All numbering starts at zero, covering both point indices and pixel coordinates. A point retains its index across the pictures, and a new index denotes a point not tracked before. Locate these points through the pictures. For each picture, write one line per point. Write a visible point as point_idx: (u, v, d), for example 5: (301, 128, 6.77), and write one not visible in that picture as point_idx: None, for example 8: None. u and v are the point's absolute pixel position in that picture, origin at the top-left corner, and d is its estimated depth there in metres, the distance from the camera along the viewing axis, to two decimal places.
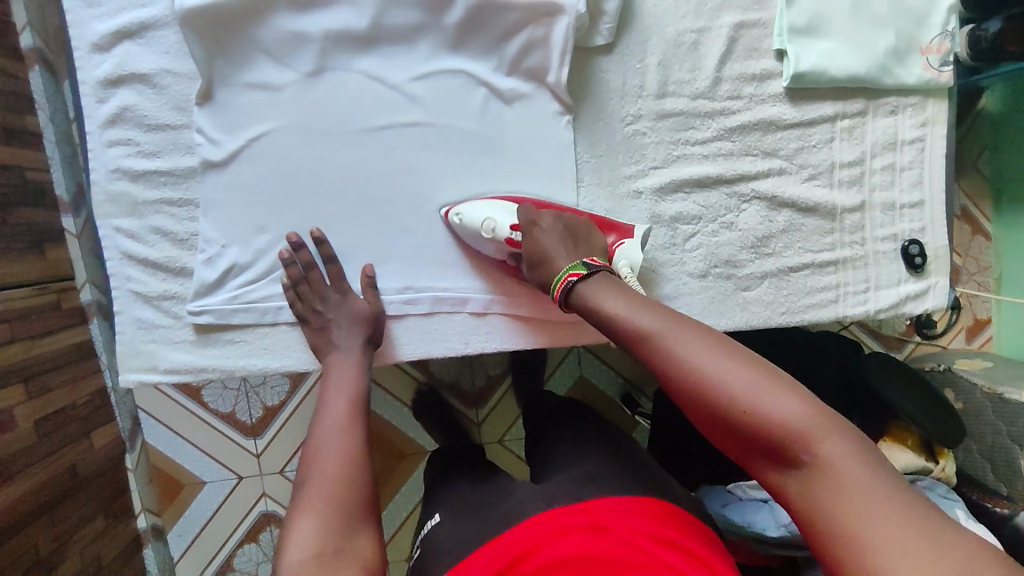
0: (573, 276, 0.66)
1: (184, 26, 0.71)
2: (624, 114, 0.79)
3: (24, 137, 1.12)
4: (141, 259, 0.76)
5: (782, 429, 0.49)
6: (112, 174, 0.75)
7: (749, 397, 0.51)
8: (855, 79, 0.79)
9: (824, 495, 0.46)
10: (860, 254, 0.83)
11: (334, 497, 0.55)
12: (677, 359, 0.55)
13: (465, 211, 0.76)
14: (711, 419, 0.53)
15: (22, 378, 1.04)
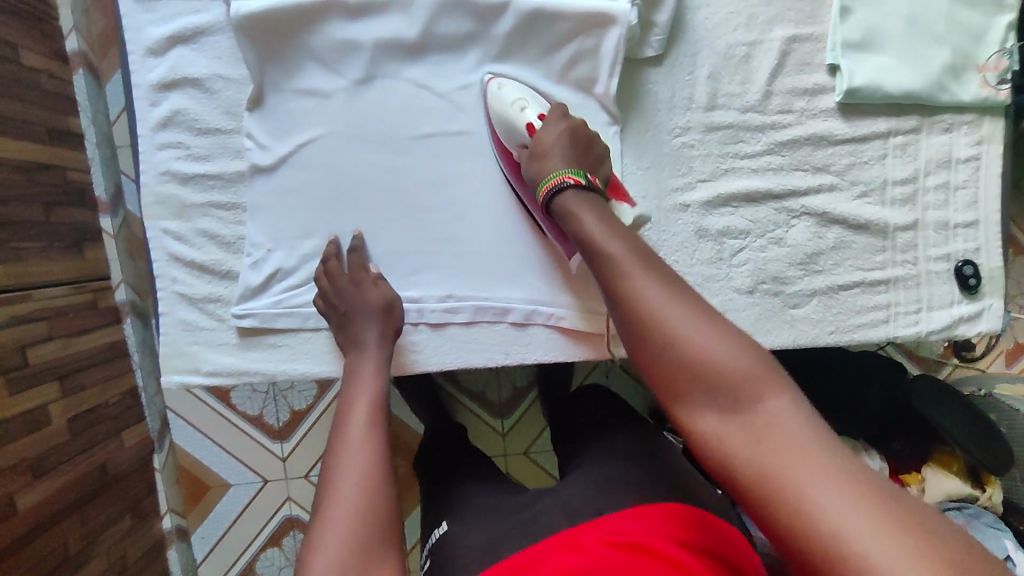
0: (572, 178, 0.62)
1: (239, 32, 0.71)
2: (672, 126, 0.78)
3: (67, 138, 1.14)
4: (188, 261, 0.77)
5: (732, 373, 0.45)
6: (162, 176, 0.75)
7: (705, 333, 0.47)
8: (910, 96, 0.77)
9: (752, 445, 0.42)
10: (912, 274, 0.81)
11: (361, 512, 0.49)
12: (639, 282, 0.51)
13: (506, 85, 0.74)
14: (654, 347, 0.48)
15: (57, 377, 1.05)
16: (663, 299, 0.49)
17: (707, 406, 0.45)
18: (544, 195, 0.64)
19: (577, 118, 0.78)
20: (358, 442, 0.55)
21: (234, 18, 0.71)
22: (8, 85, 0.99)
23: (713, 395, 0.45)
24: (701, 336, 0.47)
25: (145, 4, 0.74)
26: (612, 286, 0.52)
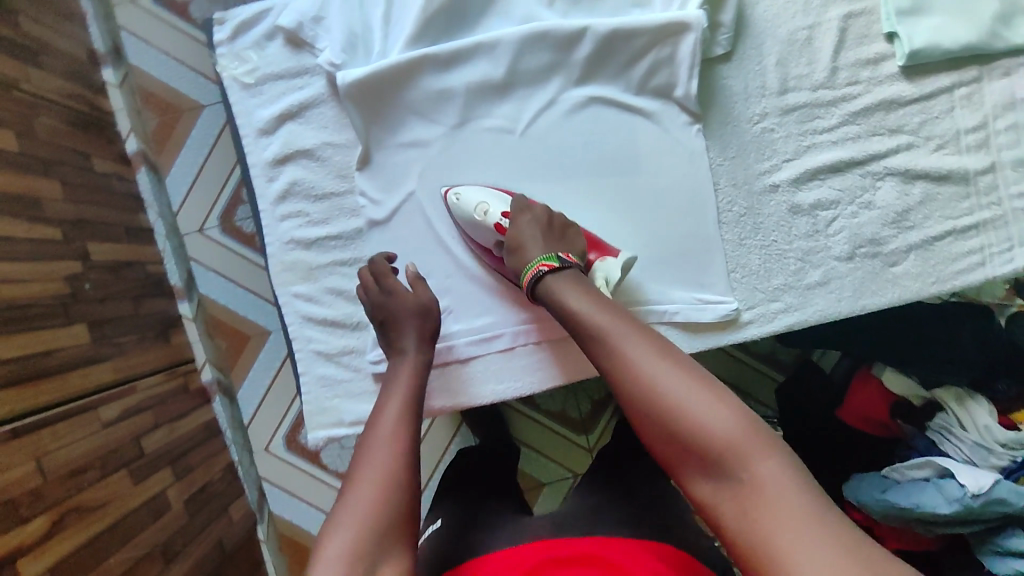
0: (545, 266, 0.68)
1: (349, 97, 0.77)
2: (750, 115, 0.83)
3: (140, 235, 1.19)
4: (320, 319, 0.80)
5: (721, 439, 0.50)
6: (288, 245, 0.80)
7: (695, 403, 0.52)
8: (967, 48, 0.81)
9: (745, 510, 0.47)
10: (999, 214, 0.84)
11: (386, 488, 0.52)
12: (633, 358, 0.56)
13: (463, 192, 0.78)
14: (650, 422, 0.54)
15: (169, 461, 1.08)
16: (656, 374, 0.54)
17: (704, 473, 0.50)
18: (526, 283, 0.70)
19: (663, 124, 0.82)
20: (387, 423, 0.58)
21: (345, 85, 0.76)
22: (90, 193, 1.06)
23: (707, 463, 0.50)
24: (688, 405, 0.52)
25: (252, 90, 0.80)
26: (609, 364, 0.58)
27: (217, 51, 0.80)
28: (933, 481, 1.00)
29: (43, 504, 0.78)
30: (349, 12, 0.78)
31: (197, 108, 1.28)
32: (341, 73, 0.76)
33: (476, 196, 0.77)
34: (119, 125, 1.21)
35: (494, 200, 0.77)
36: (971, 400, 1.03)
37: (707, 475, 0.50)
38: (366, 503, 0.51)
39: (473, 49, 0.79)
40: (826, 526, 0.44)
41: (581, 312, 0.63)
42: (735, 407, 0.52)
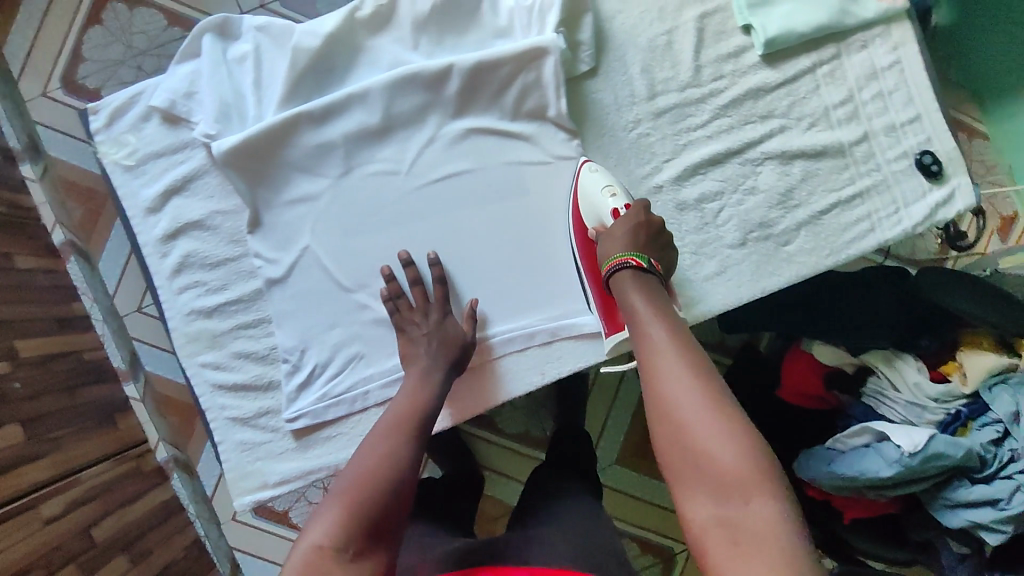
0: (635, 261, 0.71)
1: (227, 164, 0.78)
2: (624, 123, 0.85)
3: (77, 321, 1.17)
4: (230, 386, 0.81)
5: (730, 475, 0.52)
6: (189, 316, 0.81)
7: (715, 438, 0.54)
8: (820, 29, 0.84)
9: (731, 544, 0.49)
10: (880, 180, 0.87)
11: (368, 486, 0.57)
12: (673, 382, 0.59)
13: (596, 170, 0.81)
14: (667, 429, 0.57)
15: (122, 549, 1.04)
16: (689, 404, 0.56)
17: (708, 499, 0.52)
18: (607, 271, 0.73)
19: (542, 144, 0.85)
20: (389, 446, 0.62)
21: (220, 153, 0.77)
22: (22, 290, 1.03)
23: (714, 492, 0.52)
24: (705, 429, 0.54)
25: (135, 171, 0.81)
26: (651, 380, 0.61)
27: (96, 139, 0.81)
28: (872, 446, 1.03)
29: None
30: (219, 82, 0.79)
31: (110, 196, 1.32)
32: (213, 143, 0.77)
33: (600, 181, 0.80)
34: (45, 218, 1.19)
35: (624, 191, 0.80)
36: (899, 360, 1.07)
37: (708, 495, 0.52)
38: (354, 491, 0.56)
39: (345, 100, 0.80)
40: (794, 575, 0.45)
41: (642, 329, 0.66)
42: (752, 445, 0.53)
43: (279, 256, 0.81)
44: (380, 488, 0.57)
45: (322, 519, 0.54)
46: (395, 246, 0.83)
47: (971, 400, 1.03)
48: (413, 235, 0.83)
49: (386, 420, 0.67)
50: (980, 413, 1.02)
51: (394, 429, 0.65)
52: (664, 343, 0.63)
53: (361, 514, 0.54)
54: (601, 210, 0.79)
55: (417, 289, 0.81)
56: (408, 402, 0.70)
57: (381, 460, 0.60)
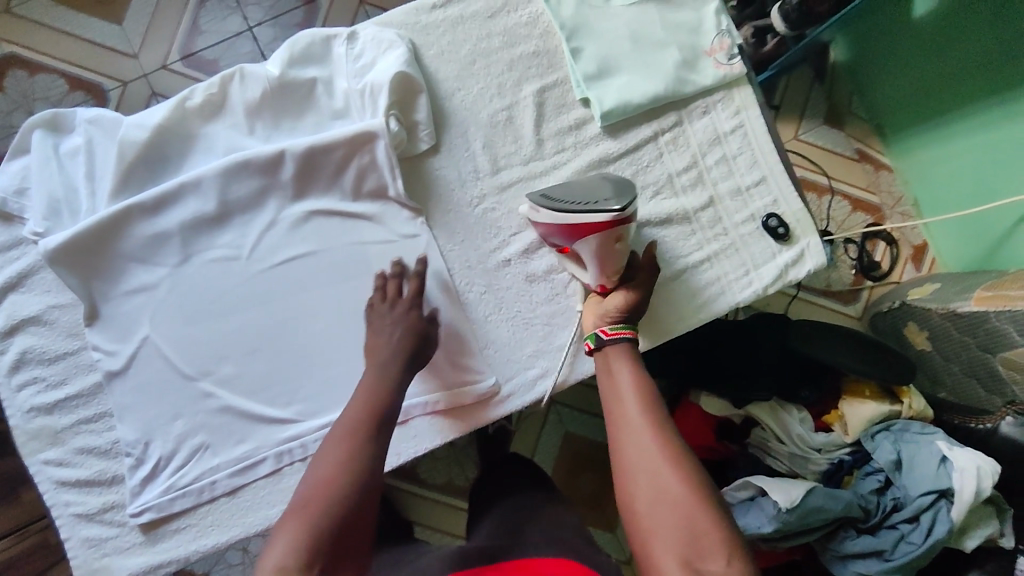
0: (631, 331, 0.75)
1: (55, 261, 0.78)
2: (469, 198, 0.86)
3: None
4: (73, 482, 0.80)
5: (699, 537, 0.54)
6: (28, 413, 0.80)
7: (687, 500, 0.56)
8: (657, 99, 0.86)
9: None
10: (727, 244, 0.88)
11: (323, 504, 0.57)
12: (649, 445, 0.62)
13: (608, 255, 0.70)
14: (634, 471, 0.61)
15: None
16: (660, 468, 0.59)
17: (678, 551, 0.54)
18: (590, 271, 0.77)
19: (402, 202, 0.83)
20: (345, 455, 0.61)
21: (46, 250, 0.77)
22: None
23: (686, 546, 0.54)
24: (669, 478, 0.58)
25: None
26: (626, 438, 0.64)
27: None
28: (756, 499, 1.01)
29: None
30: (49, 178, 0.80)
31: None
32: (37, 240, 0.77)
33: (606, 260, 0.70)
34: None
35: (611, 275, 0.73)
36: (783, 410, 1.05)
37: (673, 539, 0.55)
38: (315, 504, 0.56)
39: (178, 190, 0.80)
40: None
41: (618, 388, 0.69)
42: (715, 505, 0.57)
43: (117, 346, 0.80)
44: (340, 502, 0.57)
45: (282, 534, 0.55)
46: (236, 331, 0.82)
47: (854, 449, 1.04)
48: (258, 319, 0.83)
49: (341, 425, 0.66)
50: (863, 462, 1.02)
51: (353, 434, 0.64)
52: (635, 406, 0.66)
53: (320, 530, 0.55)
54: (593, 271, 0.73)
55: (393, 282, 0.80)
56: (362, 403, 0.68)
57: (345, 464, 0.60)
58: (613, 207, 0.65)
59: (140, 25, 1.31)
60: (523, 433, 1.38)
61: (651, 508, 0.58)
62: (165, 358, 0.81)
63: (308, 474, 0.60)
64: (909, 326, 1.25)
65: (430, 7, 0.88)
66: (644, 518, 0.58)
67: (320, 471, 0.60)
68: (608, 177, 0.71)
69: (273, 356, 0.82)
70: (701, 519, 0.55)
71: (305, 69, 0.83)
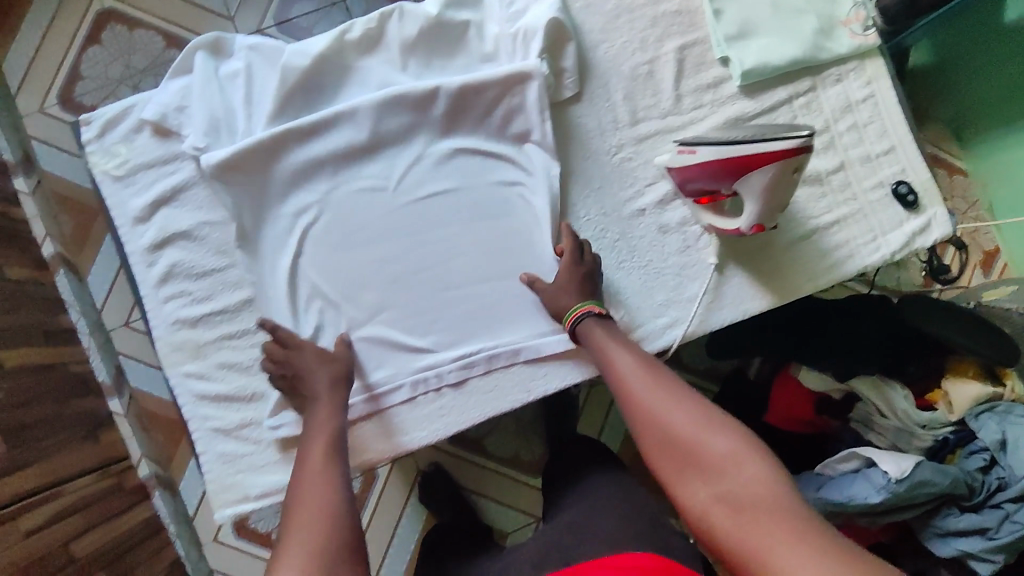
0: (596, 308, 0.79)
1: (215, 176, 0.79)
2: (608, 147, 0.87)
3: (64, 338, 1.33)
4: (214, 395, 0.81)
5: (719, 457, 0.60)
6: (173, 325, 0.81)
7: (697, 429, 0.63)
8: (795, 62, 0.87)
9: (730, 511, 0.56)
10: (856, 208, 0.89)
11: (323, 528, 0.57)
12: (654, 402, 0.67)
13: (774, 191, 0.69)
14: (648, 430, 0.65)
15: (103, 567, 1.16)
16: (670, 419, 0.64)
17: (705, 485, 0.59)
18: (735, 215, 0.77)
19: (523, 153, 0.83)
20: (314, 487, 0.62)
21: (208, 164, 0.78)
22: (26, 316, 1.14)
23: (711, 478, 0.59)
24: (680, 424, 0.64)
25: (124, 181, 0.82)
26: (634, 403, 0.68)
27: (86, 149, 0.82)
28: (863, 474, 1.03)
29: None
30: (208, 97, 0.81)
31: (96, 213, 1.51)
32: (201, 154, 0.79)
33: (770, 197, 0.69)
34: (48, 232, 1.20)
35: (769, 216, 0.72)
36: (887, 387, 1.07)
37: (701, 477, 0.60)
38: (313, 531, 0.57)
39: (335, 117, 0.82)
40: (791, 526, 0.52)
41: (613, 367, 0.73)
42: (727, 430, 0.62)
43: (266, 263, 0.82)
44: (340, 521, 0.58)
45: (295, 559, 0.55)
46: (381, 261, 0.84)
47: (957, 427, 1.05)
48: (404, 250, 0.84)
49: (312, 453, 0.67)
50: (968, 441, 1.04)
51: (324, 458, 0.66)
52: (631, 373, 0.71)
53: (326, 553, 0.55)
54: (751, 211, 0.71)
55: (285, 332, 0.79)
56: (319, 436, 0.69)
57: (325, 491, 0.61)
58: (797, 134, 0.64)
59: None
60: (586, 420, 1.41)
61: (672, 459, 0.63)
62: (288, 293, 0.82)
63: (297, 501, 0.60)
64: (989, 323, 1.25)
65: None
66: (669, 470, 0.62)
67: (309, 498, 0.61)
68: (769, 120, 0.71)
69: (414, 289, 0.84)
70: (720, 445, 0.60)
71: (456, 12, 0.85)
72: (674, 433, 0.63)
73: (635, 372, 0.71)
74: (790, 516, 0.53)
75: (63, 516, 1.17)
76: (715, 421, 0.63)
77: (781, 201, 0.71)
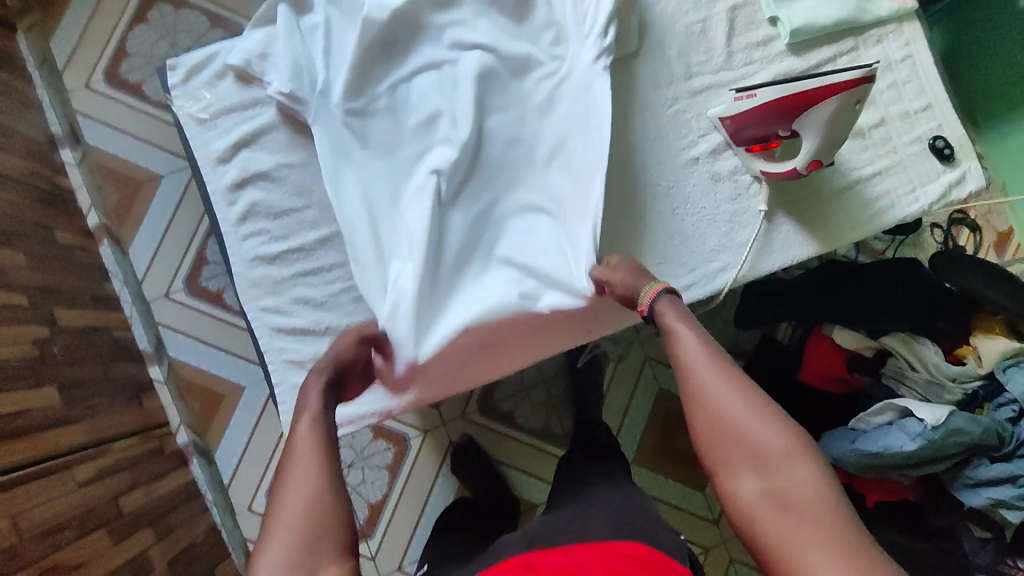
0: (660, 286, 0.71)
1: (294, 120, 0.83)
2: (664, 100, 0.92)
3: (109, 302, 1.39)
4: (289, 329, 0.84)
5: (775, 456, 0.57)
6: (252, 261, 0.85)
7: (755, 422, 0.59)
8: (840, 22, 0.93)
9: (779, 515, 0.55)
10: (897, 161, 0.94)
11: (308, 513, 0.56)
12: (713, 385, 0.62)
13: (833, 126, 0.74)
14: (700, 414, 0.61)
15: (150, 523, 1.20)
16: (729, 407, 0.60)
17: (755, 481, 0.57)
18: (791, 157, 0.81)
19: (583, 99, 0.87)
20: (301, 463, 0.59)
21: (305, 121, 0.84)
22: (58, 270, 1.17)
23: (762, 476, 0.57)
24: (736, 414, 0.59)
25: (207, 124, 0.86)
26: (688, 381, 0.63)
27: (172, 94, 0.87)
28: (895, 424, 1.06)
29: (18, 563, 0.88)
30: (292, 44, 0.85)
31: (155, 179, 1.52)
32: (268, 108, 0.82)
33: (829, 133, 0.74)
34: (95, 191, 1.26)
35: (826, 154, 0.76)
36: (916, 343, 1.09)
37: (751, 473, 0.57)
38: (296, 516, 0.55)
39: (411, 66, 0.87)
40: (842, 547, 0.52)
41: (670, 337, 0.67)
42: (786, 426, 0.58)
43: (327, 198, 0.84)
44: (327, 504, 0.56)
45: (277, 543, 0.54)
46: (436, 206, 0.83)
47: (986, 381, 1.07)
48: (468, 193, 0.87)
49: (307, 434, 0.62)
50: (996, 394, 1.06)
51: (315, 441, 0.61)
52: (693, 344, 0.65)
53: (299, 546, 0.54)
54: (809, 148, 0.76)
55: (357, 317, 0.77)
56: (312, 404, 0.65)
57: (316, 467, 0.59)
58: (861, 66, 0.70)
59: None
60: (613, 393, 1.40)
61: (722, 446, 0.59)
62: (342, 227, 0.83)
63: (286, 476, 0.58)
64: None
65: None
66: (716, 456, 0.60)
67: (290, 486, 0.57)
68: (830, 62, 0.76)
69: None
70: (777, 442, 0.57)
71: None
72: (727, 423, 0.60)
73: (698, 347, 0.64)
74: (840, 534, 0.53)
75: (113, 471, 1.16)
76: (774, 414, 0.59)
77: (839, 138, 0.76)
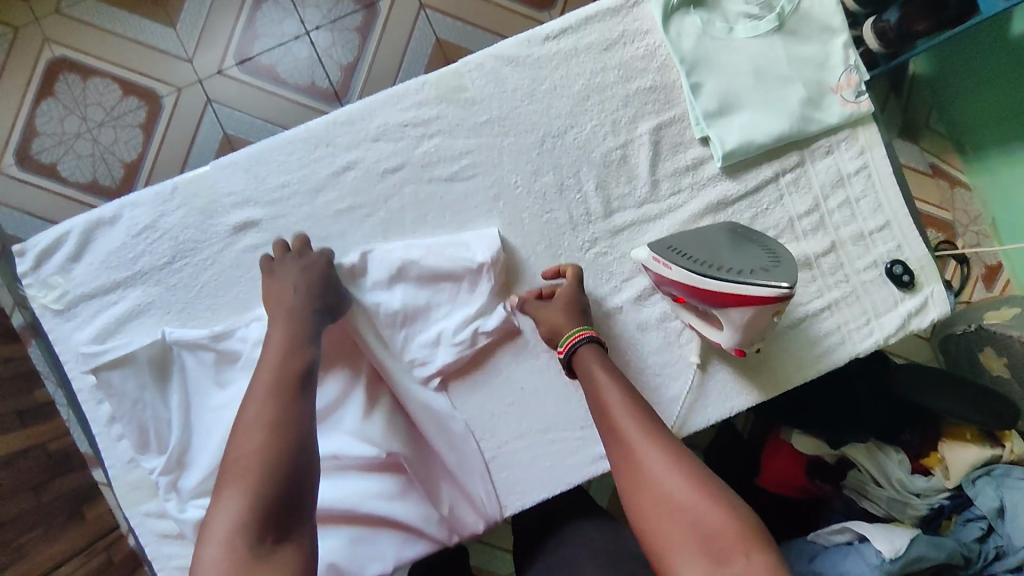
0: (585, 333, 0.71)
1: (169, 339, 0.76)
2: (581, 243, 0.81)
3: None
4: (172, 534, 0.79)
5: (717, 537, 0.52)
6: (129, 463, 0.79)
7: (698, 500, 0.54)
8: (781, 139, 0.80)
9: None
10: (849, 291, 0.83)
11: (259, 474, 0.57)
12: (647, 454, 0.59)
13: (751, 336, 0.69)
14: (638, 486, 0.57)
15: None
16: (663, 474, 0.57)
17: (701, 562, 0.52)
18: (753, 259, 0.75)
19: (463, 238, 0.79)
20: (254, 415, 0.61)
21: (165, 339, 0.76)
22: None
23: (706, 554, 0.52)
24: (672, 487, 0.56)
25: (65, 314, 0.78)
26: (619, 450, 0.61)
27: (24, 282, 0.78)
28: (854, 545, 0.95)
29: None
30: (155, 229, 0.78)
31: None
32: (90, 355, 0.74)
33: (747, 331, 0.68)
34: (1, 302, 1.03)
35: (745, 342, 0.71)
36: (881, 452, 1.02)
37: (701, 555, 0.52)
38: (245, 477, 0.56)
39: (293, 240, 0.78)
40: None
41: (602, 398, 0.65)
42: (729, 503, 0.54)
43: (182, 490, 0.74)
44: (278, 467, 0.57)
45: (225, 507, 0.55)
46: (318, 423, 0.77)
47: (954, 493, 1.00)
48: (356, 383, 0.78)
49: (262, 378, 0.65)
50: (964, 508, 0.98)
51: (272, 391, 0.63)
52: (631, 427, 0.61)
53: (265, 503, 0.55)
54: (726, 338, 0.70)
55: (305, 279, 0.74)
56: (278, 358, 0.66)
57: (270, 433, 0.59)
58: (779, 284, 0.62)
59: (195, 29, 1.13)
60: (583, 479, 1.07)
61: (660, 521, 0.55)
62: (206, 505, 0.74)
63: (236, 444, 0.59)
64: (984, 352, 1.08)
65: (544, 38, 0.80)
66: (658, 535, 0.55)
67: (247, 447, 0.59)
68: (759, 246, 0.68)
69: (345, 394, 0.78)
70: (714, 517, 0.53)
71: (409, 110, 0.79)
72: (664, 496, 0.56)
73: (629, 413, 0.62)
74: None
75: None
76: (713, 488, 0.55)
77: (763, 329, 0.68)
